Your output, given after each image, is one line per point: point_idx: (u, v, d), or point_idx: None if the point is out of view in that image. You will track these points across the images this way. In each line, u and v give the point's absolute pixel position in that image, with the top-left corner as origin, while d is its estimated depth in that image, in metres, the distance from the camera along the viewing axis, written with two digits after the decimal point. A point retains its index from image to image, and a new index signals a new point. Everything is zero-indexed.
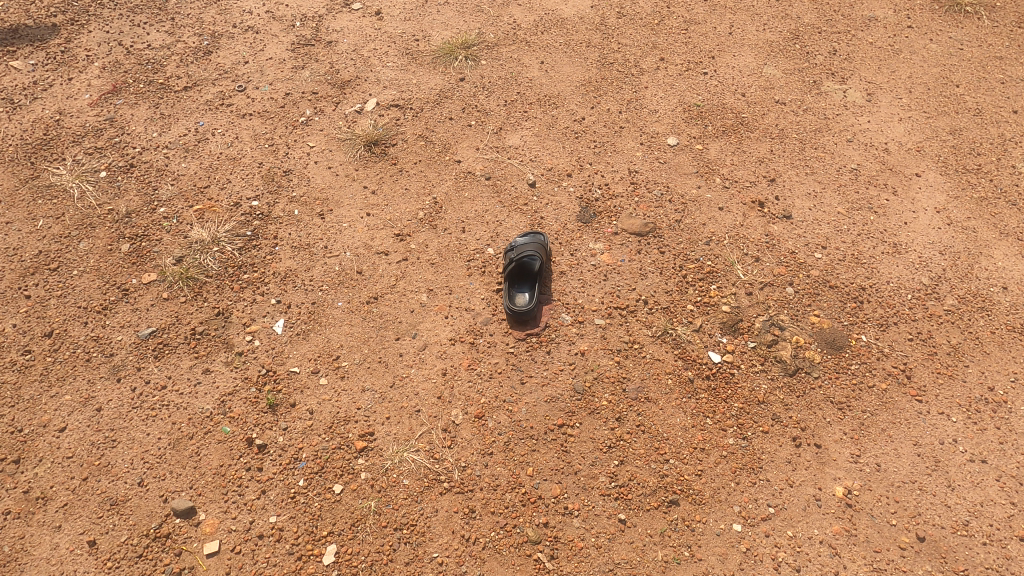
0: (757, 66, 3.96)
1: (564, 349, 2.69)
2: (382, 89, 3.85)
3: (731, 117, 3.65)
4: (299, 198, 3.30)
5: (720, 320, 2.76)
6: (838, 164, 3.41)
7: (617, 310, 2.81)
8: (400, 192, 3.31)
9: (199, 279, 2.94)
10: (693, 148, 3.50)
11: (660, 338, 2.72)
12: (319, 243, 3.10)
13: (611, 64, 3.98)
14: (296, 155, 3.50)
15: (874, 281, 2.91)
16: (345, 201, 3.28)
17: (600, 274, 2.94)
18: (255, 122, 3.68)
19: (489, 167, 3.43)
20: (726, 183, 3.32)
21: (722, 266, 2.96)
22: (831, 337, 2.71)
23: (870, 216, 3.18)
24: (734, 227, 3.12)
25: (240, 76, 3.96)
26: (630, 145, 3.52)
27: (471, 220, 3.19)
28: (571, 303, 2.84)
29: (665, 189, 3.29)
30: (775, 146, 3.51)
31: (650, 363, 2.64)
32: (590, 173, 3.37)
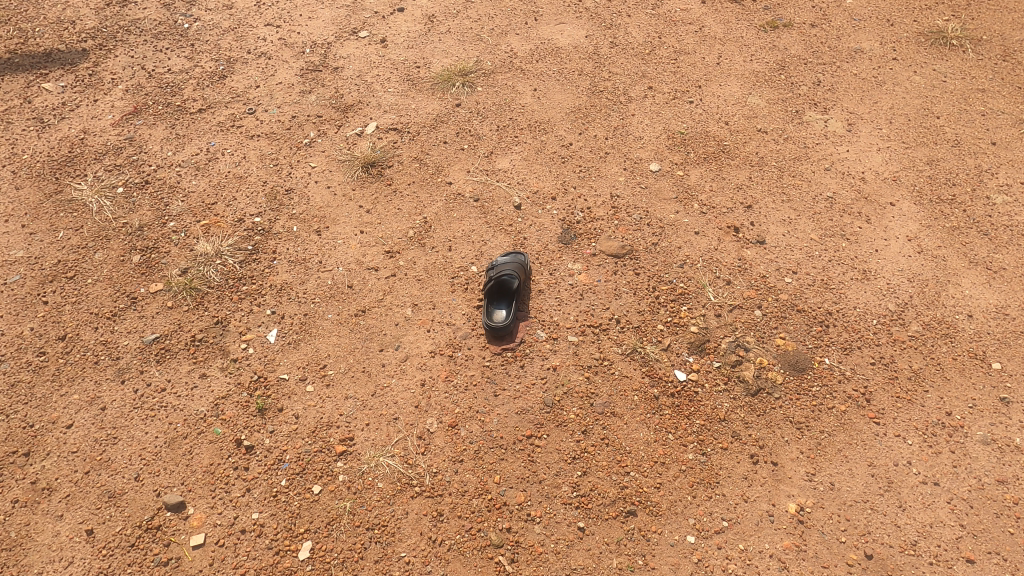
0: (742, 95, 4.11)
1: (537, 364, 2.83)
2: (383, 114, 4.08)
3: (713, 145, 3.80)
4: (298, 215, 3.51)
5: (688, 340, 2.88)
6: (815, 192, 3.53)
7: (590, 328, 2.95)
8: (393, 211, 3.51)
9: (201, 289, 3.16)
10: (675, 174, 3.65)
11: (629, 356, 2.85)
12: (315, 258, 3.30)
13: (601, 92, 4.16)
14: (299, 174, 3.73)
15: (841, 306, 3.02)
16: (341, 219, 3.49)
17: (577, 293, 3.09)
18: (263, 143, 3.92)
19: (478, 189, 3.61)
20: (704, 208, 3.46)
21: (694, 289, 3.09)
22: (795, 359, 2.81)
23: (842, 243, 3.29)
24: (709, 251, 3.26)
25: (252, 99, 4.23)
26: (614, 170, 3.68)
27: (458, 239, 3.37)
28: (547, 320, 2.99)
29: (644, 213, 3.44)
30: (754, 173, 3.64)
31: (618, 380, 2.77)
32: (573, 197, 3.54)
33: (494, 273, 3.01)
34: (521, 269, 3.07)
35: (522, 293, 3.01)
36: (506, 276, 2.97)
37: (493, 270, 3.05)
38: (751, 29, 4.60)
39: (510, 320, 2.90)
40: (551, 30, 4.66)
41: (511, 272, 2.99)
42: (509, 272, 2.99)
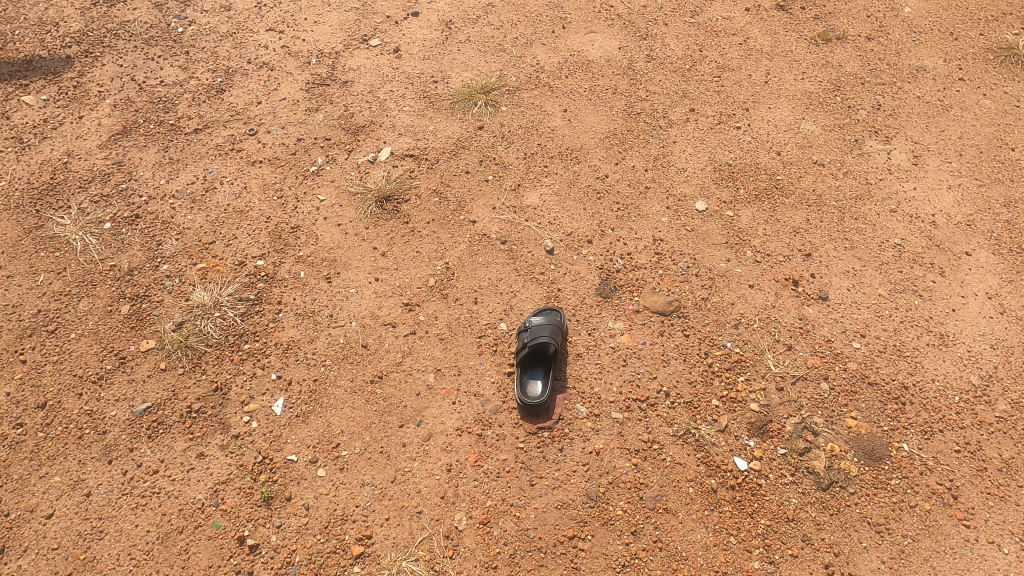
0: (794, 120, 3.72)
1: (578, 447, 2.51)
2: (398, 137, 3.70)
3: (765, 179, 3.43)
4: (306, 258, 3.16)
5: (747, 420, 2.56)
6: (880, 238, 3.17)
7: (636, 403, 2.63)
8: (411, 255, 3.16)
9: (198, 348, 2.82)
10: (723, 214, 3.28)
11: (681, 438, 2.53)
12: (324, 310, 2.96)
13: (637, 114, 3.77)
14: (306, 209, 3.37)
15: (917, 379, 2.69)
16: (354, 263, 3.14)
17: (619, 359, 2.75)
18: (265, 171, 3.55)
19: (505, 229, 3.25)
20: (757, 256, 3.11)
21: (751, 355, 2.76)
22: (869, 446, 2.49)
23: (914, 300, 2.95)
24: (766, 308, 2.92)
25: (253, 118, 3.84)
26: (656, 208, 3.31)
27: (484, 289, 3.02)
28: (587, 392, 2.66)
29: (691, 261, 3.09)
30: (812, 213, 3.27)
31: (670, 468, 2.45)
32: (612, 240, 3.18)
33: (527, 338, 2.67)
34: (558, 331, 2.72)
35: (559, 360, 2.66)
36: (541, 342, 2.63)
37: (526, 332, 2.72)
38: (801, 41, 4.18)
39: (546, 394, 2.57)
40: (581, 39, 4.24)
41: (547, 337, 2.65)
42: (545, 337, 2.65)
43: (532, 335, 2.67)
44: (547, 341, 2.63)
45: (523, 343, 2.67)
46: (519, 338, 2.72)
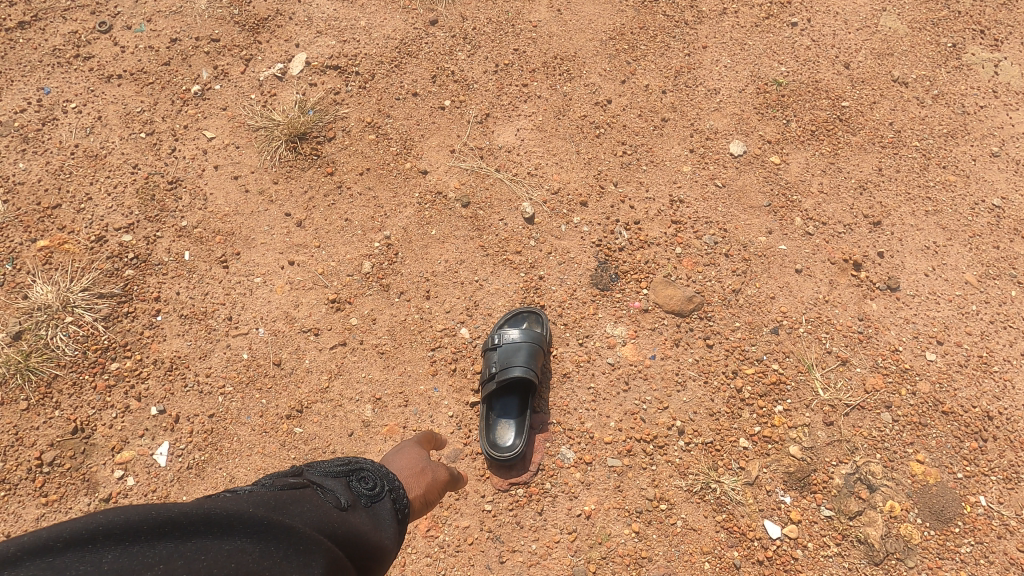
0: (871, 13, 2.66)
1: (562, 508, 1.93)
2: (316, 36, 2.60)
3: (826, 106, 2.49)
4: (191, 231, 2.28)
5: (784, 468, 1.95)
6: (975, 197, 2.34)
7: (639, 445, 2.00)
8: (339, 225, 2.30)
9: (45, 371, 2.05)
10: (766, 161, 2.40)
11: (697, 494, 1.94)
12: (220, 311, 2.17)
13: (654, 2, 2.67)
14: (188, 153, 2.40)
15: (1005, 405, 2.06)
16: (259, 239, 2.28)
17: (619, 382, 2.07)
18: (126, 91, 2.49)
19: (468, 185, 2.37)
20: (809, 225, 2.29)
21: (793, 374, 2.08)
22: (938, 502, 1.92)
23: (1011, 289, 2.21)
24: (816, 304, 2.18)
25: (104, 3, 2.66)
26: (674, 152, 2.41)
27: (439, 278, 2.23)
28: (575, 430, 2.01)
29: (720, 233, 2.28)
30: (886, 159, 2.40)
31: (680, 537, 1.89)
32: (613, 201, 2.33)
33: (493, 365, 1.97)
34: (537, 352, 1.99)
35: (537, 393, 1.97)
36: (509, 373, 1.93)
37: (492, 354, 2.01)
38: None
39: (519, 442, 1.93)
40: None
41: (519, 366, 1.94)
42: (517, 365, 1.94)
43: (499, 361, 1.97)
44: (519, 372, 1.93)
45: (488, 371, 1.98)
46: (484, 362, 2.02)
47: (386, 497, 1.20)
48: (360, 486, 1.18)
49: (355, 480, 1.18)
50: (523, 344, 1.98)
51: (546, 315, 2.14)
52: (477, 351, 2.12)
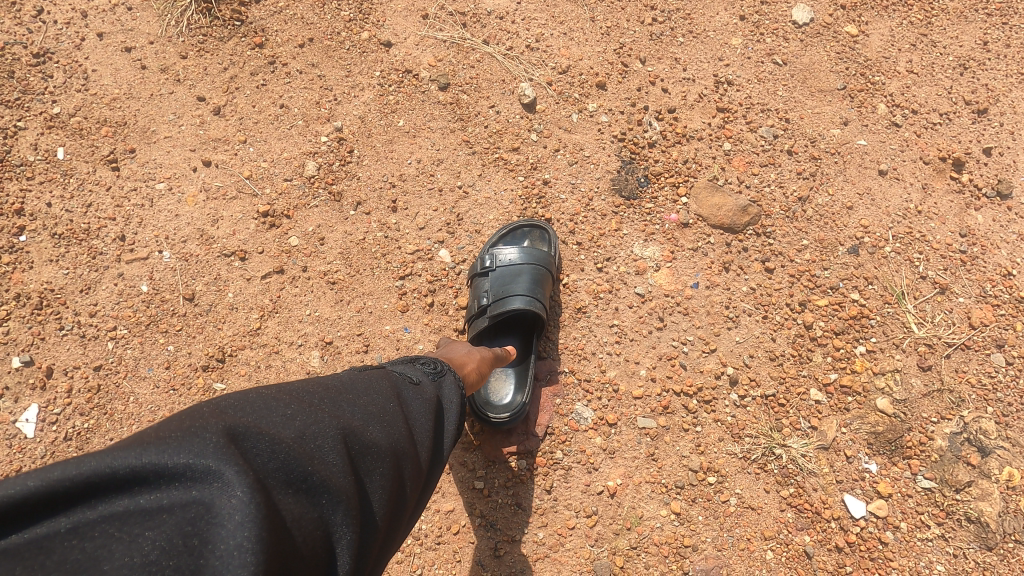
0: None
1: (577, 484, 1.44)
2: None
3: None
4: (67, 120, 1.66)
5: (870, 428, 1.48)
6: None
7: (678, 400, 1.50)
8: (272, 114, 1.70)
9: None
10: (840, 31, 1.82)
11: (756, 463, 1.46)
12: (109, 229, 1.59)
13: None
14: (59, 15, 1.75)
15: None
16: (162, 131, 1.67)
17: (651, 318, 1.56)
18: None
19: (447, 61, 1.76)
20: (896, 114, 1.75)
21: (878, 306, 1.58)
22: None
23: None
24: (906, 215, 1.66)
25: None
26: (720, 20, 1.82)
27: (409, 183, 1.66)
28: (594, 381, 1.51)
29: (781, 124, 1.73)
30: (993, 31, 1.84)
31: (735, 519, 1.42)
32: (640, 83, 1.76)
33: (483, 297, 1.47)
34: (542, 278, 1.48)
35: (545, 333, 1.48)
36: (504, 307, 1.43)
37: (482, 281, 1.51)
38: None
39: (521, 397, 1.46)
40: None
41: (519, 297, 1.44)
42: (516, 295, 1.44)
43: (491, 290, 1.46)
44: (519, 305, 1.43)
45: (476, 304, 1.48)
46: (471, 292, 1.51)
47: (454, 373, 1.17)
48: (425, 366, 1.12)
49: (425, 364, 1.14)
50: (522, 267, 1.47)
51: (556, 231, 1.61)
52: (463, 279, 1.60)
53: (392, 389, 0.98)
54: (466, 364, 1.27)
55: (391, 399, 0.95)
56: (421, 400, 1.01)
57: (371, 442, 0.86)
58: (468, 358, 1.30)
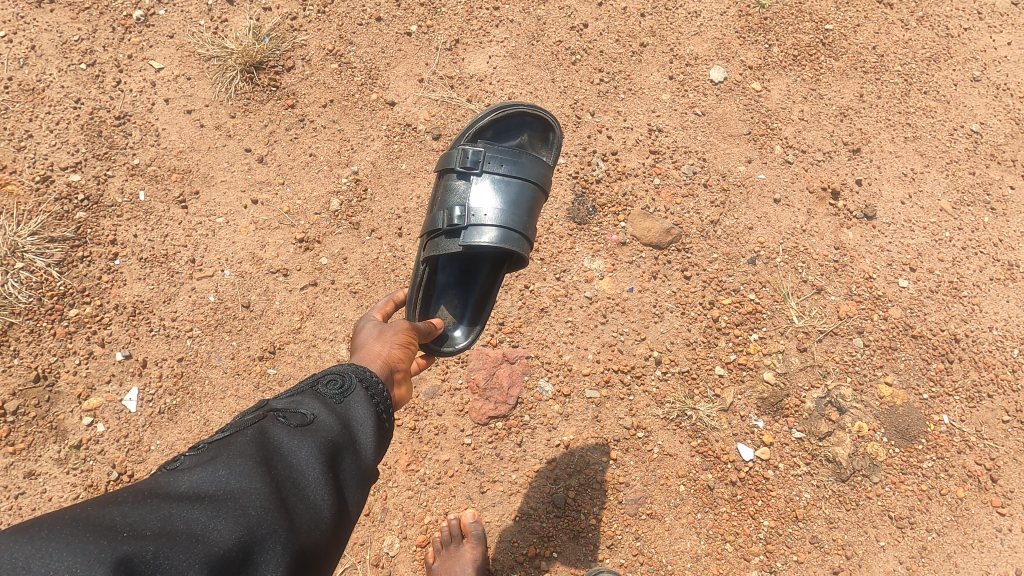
0: None
1: (541, 440, 1.94)
2: None
3: (809, 30, 2.40)
4: (145, 168, 2.15)
5: (758, 395, 1.98)
6: (954, 123, 2.32)
7: (617, 376, 2.01)
8: (304, 161, 2.19)
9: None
10: (747, 88, 2.33)
11: (674, 422, 1.96)
12: (182, 254, 2.08)
13: None
14: (135, 86, 2.23)
15: (971, 327, 2.11)
16: (219, 175, 2.16)
17: (597, 315, 2.06)
18: (61, 18, 2.28)
19: (439, 116, 2.26)
20: (789, 154, 2.25)
21: (769, 304, 2.09)
22: (903, 423, 1.99)
23: (983, 215, 2.23)
24: (793, 233, 2.17)
25: None
26: (653, 79, 2.32)
27: (411, 214, 2.15)
28: (553, 362, 2.01)
29: (700, 163, 2.23)
30: (867, 85, 2.35)
31: (657, 463, 1.93)
32: (590, 132, 2.25)
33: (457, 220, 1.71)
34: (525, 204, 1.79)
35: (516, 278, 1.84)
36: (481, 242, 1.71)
37: (464, 197, 1.78)
38: None
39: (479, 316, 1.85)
40: None
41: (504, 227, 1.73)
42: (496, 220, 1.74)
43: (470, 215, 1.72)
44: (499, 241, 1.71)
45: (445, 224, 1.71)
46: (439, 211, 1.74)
47: (356, 389, 1.21)
48: (319, 397, 1.16)
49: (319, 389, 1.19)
50: (505, 193, 1.77)
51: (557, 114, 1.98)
52: (445, 186, 1.83)
53: (265, 454, 1.00)
54: (383, 349, 1.39)
55: (256, 469, 0.97)
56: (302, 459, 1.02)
57: (223, 534, 0.86)
58: (385, 341, 1.42)
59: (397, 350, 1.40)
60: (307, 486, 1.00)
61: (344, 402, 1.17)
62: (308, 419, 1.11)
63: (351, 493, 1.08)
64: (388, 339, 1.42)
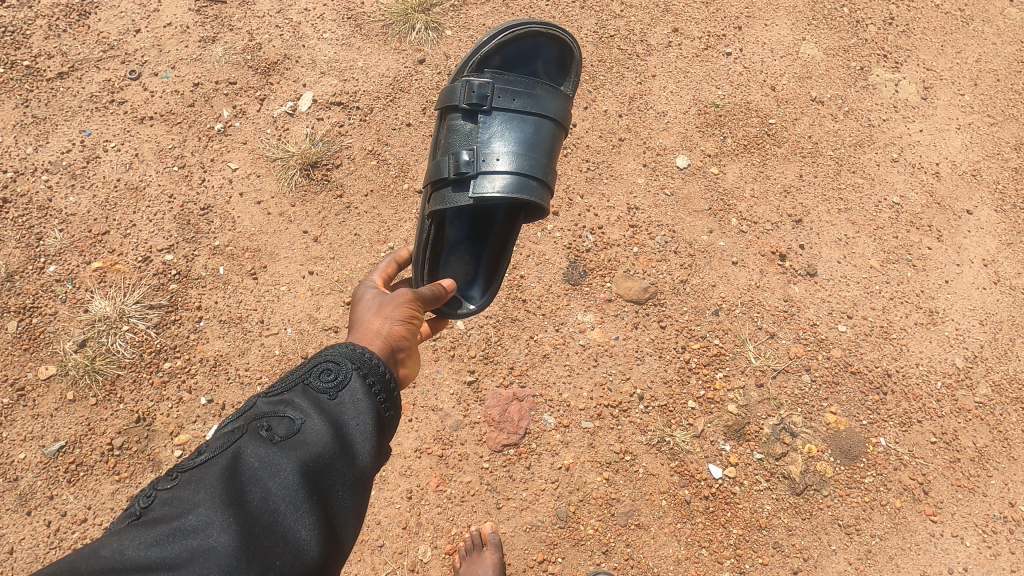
0: (793, 42, 3.14)
1: (546, 463, 2.37)
2: (319, 76, 3.00)
3: (756, 124, 2.96)
4: (224, 248, 2.69)
5: (725, 423, 2.41)
6: (878, 196, 2.84)
7: (607, 410, 2.44)
8: (350, 240, 2.72)
9: (109, 372, 2.46)
10: (707, 172, 2.86)
11: (655, 447, 2.39)
12: (253, 316, 2.59)
13: (610, 37, 3.09)
14: (216, 183, 2.80)
15: (901, 364, 2.54)
16: (282, 252, 2.69)
17: (589, 359, 2.52)
18: (159, 131, 2.88)
19: None
20: (743, 224, 2.76)
21: (731, 347, 2.54)
22: (847, 444, 2.40)
23: (907, 271, 2.71)
24: (749, 289, 2.64)
25: (131, 54, 3.02)
26: (630, 167, 2.87)
27: None
28: (555, 399, 2.45)
29: (670, 234, 2.74)
30: (806, 167, 2.88)
31: (643, 481, 2.34)
32: (580, 210, 2.76)
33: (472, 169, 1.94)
34: (534, 136, 2.05)
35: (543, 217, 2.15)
36: (499, 180, 1.94)
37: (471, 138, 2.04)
38: None
39: (507, 260, 2.18)
40: None
41: (517, 158, 1.97)
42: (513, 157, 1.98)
43: (485, 159, 1.95)
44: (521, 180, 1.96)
45: (459, 176, 1.94)
46: (450, 162, 1.96)
47: (348, 382, 1.33)
48: (313, 394, 1.30)
49: (313, 382, 1.32)
50: (510, 133, 2.03)
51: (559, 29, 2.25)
52: (451, 118, 2.10)
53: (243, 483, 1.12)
54: (384, 327, 1.56)
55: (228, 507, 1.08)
56: (287, 480, 1.13)
57: None
58: (387, 320, 1.58)
59: (397, 327, 1.57)
60: (282, 516, 1.10)
61: (335, 399, 1.29)
62: (294, 428, 1.22)
63: (339, 504, 1.19)
64: (389, 317, 1.58)
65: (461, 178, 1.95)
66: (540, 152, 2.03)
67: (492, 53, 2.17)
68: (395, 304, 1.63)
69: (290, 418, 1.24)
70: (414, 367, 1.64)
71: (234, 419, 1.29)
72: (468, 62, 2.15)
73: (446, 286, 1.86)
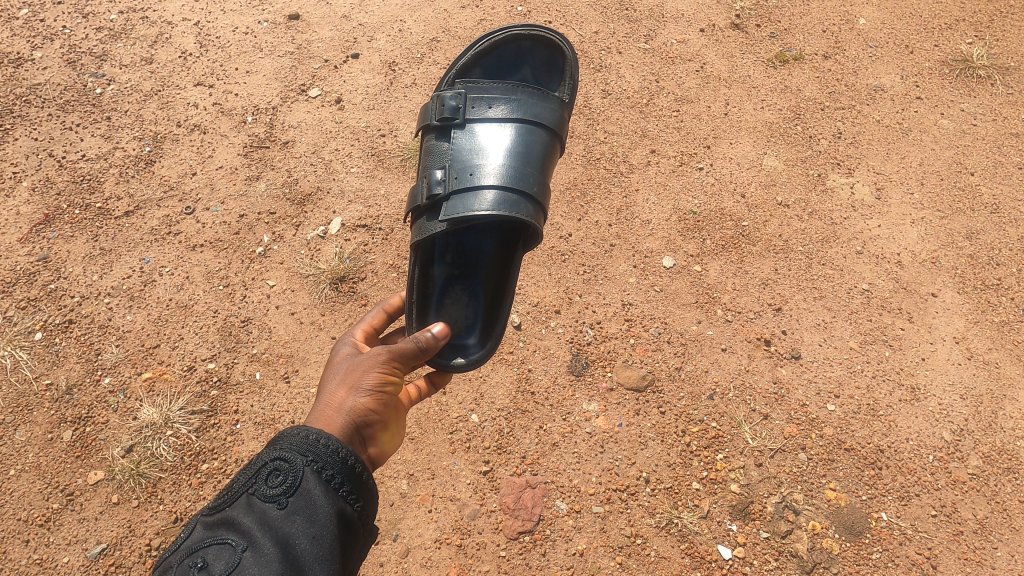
0: (756, 156, 3.62)
1: (561, 549, 2.48)
2: (347, 204, 3.47)
3: (731, 227, 3.35)
4: (261, 355, 2.99)
5: (729, 503, 2.53)
6: (848, 284, 3.14)
7: (616, 494, 2.58)
8: None
9: (151, 475, 2.66)
10: (691, 270, 3.20)
11: (665, 529, 2.49)
12: (285, 417, 2.83)
13: (597, 159, 3.59)
14: (255, 298, 3.17)
15: (892, 439, 2.69)
16: (312, 357, 2.98)
17: (597, 445, 2.69)
18: (207, 256, 3.31)
19: None
20: (728, 315, 3.05)
21: (728, 429, 2.71)
22: (849, 520, 2.49)
23: (885, 350, 2.93)
24: (739, 373, 2.87)
25: (188, 193, 3.53)
26: (621, 268, 3.22)
27: None
28: (566, 486, 2.60)
29: (663, 326, 3.02)
30: (780, 262, 3.22)
31: (655, 564, 2.43)
32: (580, 308, 3.07)
33: (443, 187, 2.30)
34: (505, 138, 2.42)
35: (541, 237, 2.40)
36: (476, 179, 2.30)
37: (446, 151, 2.43)
38: (759, 64, 4.02)
39: (507, 287, 2.40)
40: None
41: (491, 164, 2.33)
42: (486, 169, 2.32)
43: (456, 177, 2.31)
44: (493, 189, 2.27)
45: (431, 197, 2.29)
46: (425, 186, 2.32)
47: (297, 491, 1.54)
48: (263, 515, 1.50)
49: (265, 499, 1.53)
50: (488, 139, 2.41)
51: (539, 32, 2.73)
52: (435, 130, 2.50)
53: None
54: (352, 400, 1.77)
55: None
56: None
57: None
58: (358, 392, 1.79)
59: (365, 400, 1.78)
60: None
61: (283, 518, 1.50)
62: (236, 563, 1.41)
63: None
64: (358, 391, 1.79)
65: (433, 200, 2.30)
66: (510, 155, 2.36)
67: (472, 65, 2.67)
68: (363, 370, 1.82)
69: (234, 544, 1.45)
70: (389, 436, 1.87)
71: (176, 552, 1.49)
72: (447, 80, 2.61)
73: (434, 337, 1.99)
